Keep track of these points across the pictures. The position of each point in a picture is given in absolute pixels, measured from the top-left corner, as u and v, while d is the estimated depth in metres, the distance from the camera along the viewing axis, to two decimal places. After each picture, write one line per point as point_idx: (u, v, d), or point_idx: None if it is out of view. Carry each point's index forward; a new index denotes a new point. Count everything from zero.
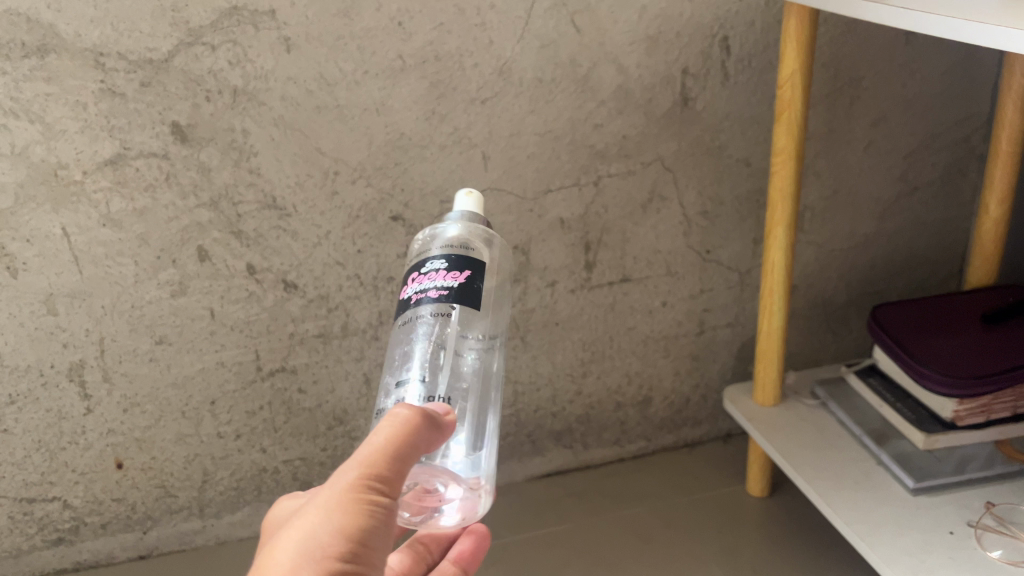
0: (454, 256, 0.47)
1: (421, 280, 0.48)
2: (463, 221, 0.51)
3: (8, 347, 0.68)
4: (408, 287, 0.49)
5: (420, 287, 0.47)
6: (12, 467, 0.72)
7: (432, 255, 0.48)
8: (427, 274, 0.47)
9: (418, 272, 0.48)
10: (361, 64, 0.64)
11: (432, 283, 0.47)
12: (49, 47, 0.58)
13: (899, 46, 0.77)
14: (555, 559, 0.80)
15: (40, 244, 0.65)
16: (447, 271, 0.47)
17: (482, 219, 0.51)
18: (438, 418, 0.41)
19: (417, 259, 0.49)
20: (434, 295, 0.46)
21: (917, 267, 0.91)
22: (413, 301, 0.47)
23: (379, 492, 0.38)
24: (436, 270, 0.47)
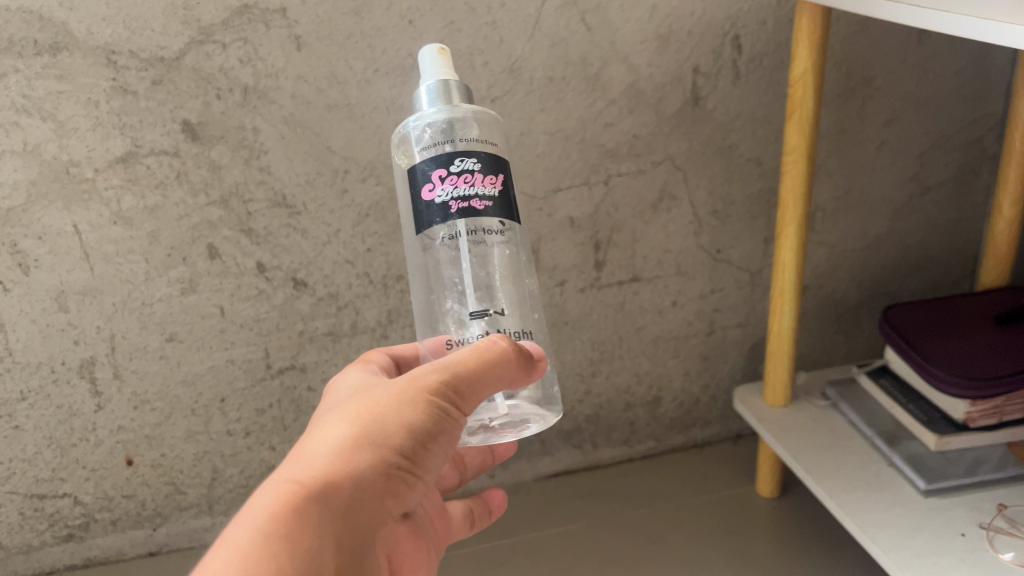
0: (483, 154, 0.44)
1: (454, 182, 0.43)
2: (457, 100, 0.45)
3: (20, 344, 0.68)
4: (431, 190, 0.43)
5: (455, 191, 0.43)
6: (23, 462, 0.73)
7: (454, 150, 0.44)
8: (462, 176, 0.43)
9: (443, 171, 0.43)
10: (371, 62, 0.64)
11: (472, 188, 0.43)
12: (61, 45, 0.59)
13: (912, 44, 0.77)
14: (563, 559, 0.80)
15: (52, 242, 0.65)
16: (482, 174, 0.44)
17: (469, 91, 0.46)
18: (531, 358, 0.42)
19: (430, 155, 0.44)
20: (481, 207, 0.43)
21: (930, 267, 0.90)
22: (452, 210, 0.43)
23: (454, 402, 0.39)
24: (471, 172, 0.44)
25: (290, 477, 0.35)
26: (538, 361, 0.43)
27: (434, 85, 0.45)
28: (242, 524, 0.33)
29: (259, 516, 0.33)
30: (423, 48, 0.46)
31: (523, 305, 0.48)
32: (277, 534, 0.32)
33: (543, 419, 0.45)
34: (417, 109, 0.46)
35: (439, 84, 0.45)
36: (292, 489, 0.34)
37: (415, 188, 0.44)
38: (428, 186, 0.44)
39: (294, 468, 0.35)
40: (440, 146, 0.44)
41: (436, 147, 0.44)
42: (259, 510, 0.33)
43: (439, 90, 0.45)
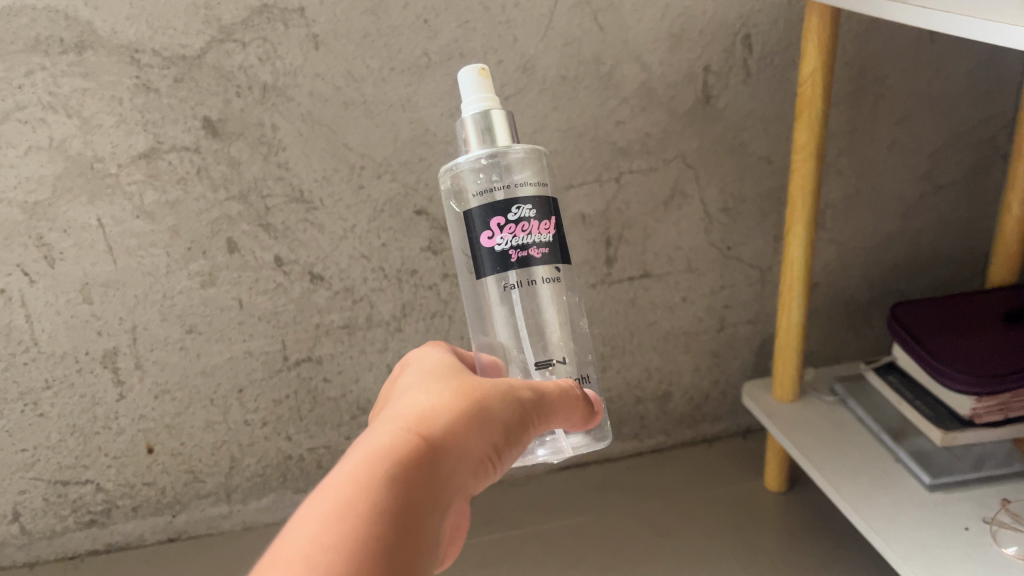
0: (538, 199, 0.46)
1: (512, 231, 0.46)
2: (496, 126, 0.47)
3: (45, 334, 0.70)
4: (491, 237, 0.46)
5: (514, 240, 0.46)
6: (47, 449, 0.75)
7: (510, 196, 0.46)
8: (519, 224, 0.46)
9: (502, 220, 0.45)
10: (387, 61, 0.66)
11: (529, 236, 0.46)
12: (86, 44, 0.60)
13: (924, 43, 0.77)
14: (572, 550, 0.82)
15: (77, 235, 0.67)
16: (537, 222, 0.46)
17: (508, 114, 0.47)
18: (593, 409, 0.46)
19: (486, 201, 0.46)
20: (538, 255, 0.46)
21: (941, 266, 0.91)
22: (512, 259, 0.46)
23: (536, 417, 0.42)
24: (528, 220, 0.46)
25: (407, 436, 0.36)
26: (595, 414, 0.46)
27: (474, 112, 0.47)
28: (364, 469, 0.34)
29: (384, 464, 0.34)
30: (461, 70, 0.48)
31: (574, 349, 0.51)
32: (401, 485, 0.33)
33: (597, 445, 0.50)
34: (467, 146, 0.47)
35: (479, 114, 0.47)
36: (412, 447, 0.35)
37: (472, 232, 0.46)
38: (486, 234, 0.46)
39: (408, 428, 0.36)
40: (496, 192, 0.46)
41: (491, 193, 0.46)
42: (381, 459, 0.34)
43: (478, 118, 0.47)
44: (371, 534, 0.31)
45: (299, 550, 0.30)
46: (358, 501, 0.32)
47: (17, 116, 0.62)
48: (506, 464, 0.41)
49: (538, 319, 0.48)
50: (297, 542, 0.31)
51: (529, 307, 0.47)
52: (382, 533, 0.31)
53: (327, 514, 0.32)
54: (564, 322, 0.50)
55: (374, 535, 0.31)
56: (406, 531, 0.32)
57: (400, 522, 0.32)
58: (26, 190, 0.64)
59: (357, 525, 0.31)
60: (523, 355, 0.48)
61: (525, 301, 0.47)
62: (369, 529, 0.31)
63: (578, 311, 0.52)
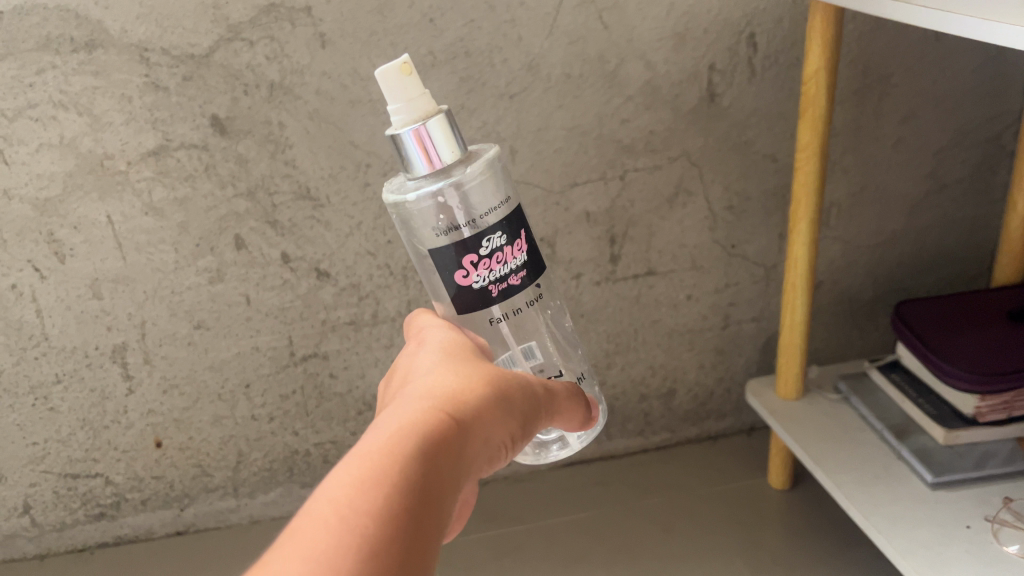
0: (504, 225, 0.46)
1: (485, 266, 0.46)
2: (429, 140, 0.43)
3: (56, 329, 0.71)
4: (466, 276, 0.46)
5: (491, 274, 0.46)
6: (58, 443, 0.76)
7: (477, 231, 0.45)
8: (493, 258, 0.46)
9: (474, 257, 0.45)
10: (393, 59, 0.66)
11: (503, 264, 0.46)
12: (96, 42, 0.61)
13: (929, 42, 0.77)
14: (576, 545, 0.82)
15: (87, 231, 0.68)
16: (509, 248, 0.46)
17: (440, 115, 0.44)
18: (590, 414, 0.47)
19: (453, 242, 0.45)
20: (517, 280, 0.47)
21: (946, 264, 0.91)
22: (493, 293, 0.47)
23: (546, 412, 0.43)
24: (500, 250, 0.46)
25: (434, 413, 0.36)
26: (591, 420, 0.48)
27: (401, 127, 0.43)
28: (394, 441, 0.33)
29: (414, 438, 0.34)
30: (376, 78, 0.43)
31: (561, 350, 0.52)
32: (431, 460, 0.33)
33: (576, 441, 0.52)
34: (415, 179, 0.45)
35: (404, 131, 0.43)
36: (439, 424, 0.35)
37: (445, 271, 0.46)
38: (461, 274, 0.46)
39: (436, 406, 0.36)
40: (462, 230, 0.45)
41: (456, 231, 0.45)
42: (410, 433, 0.34)
43: (406, 133, 0.43)
44: (405, 503, 0.31)
45: (332, 509, 0.30)
46: (391, 471, 0.32)
47: (28, 113, 0.63)
48: (515, 453, 0.41)
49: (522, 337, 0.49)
50: (330, 505, 0.30)
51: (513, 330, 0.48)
52: (415, 504, 0.31)
53: (361, 479, 0.31)
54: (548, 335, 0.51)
55: (408, 505, 0.31)
56: (435, 505, 0.32)
57: (431, 497, 0.32)
58: (37, 186, 0.65)
59: (391, 493, 0.31)
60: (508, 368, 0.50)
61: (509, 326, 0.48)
62: (402, 498, 0.31)
63: (562, 313, 0.53)
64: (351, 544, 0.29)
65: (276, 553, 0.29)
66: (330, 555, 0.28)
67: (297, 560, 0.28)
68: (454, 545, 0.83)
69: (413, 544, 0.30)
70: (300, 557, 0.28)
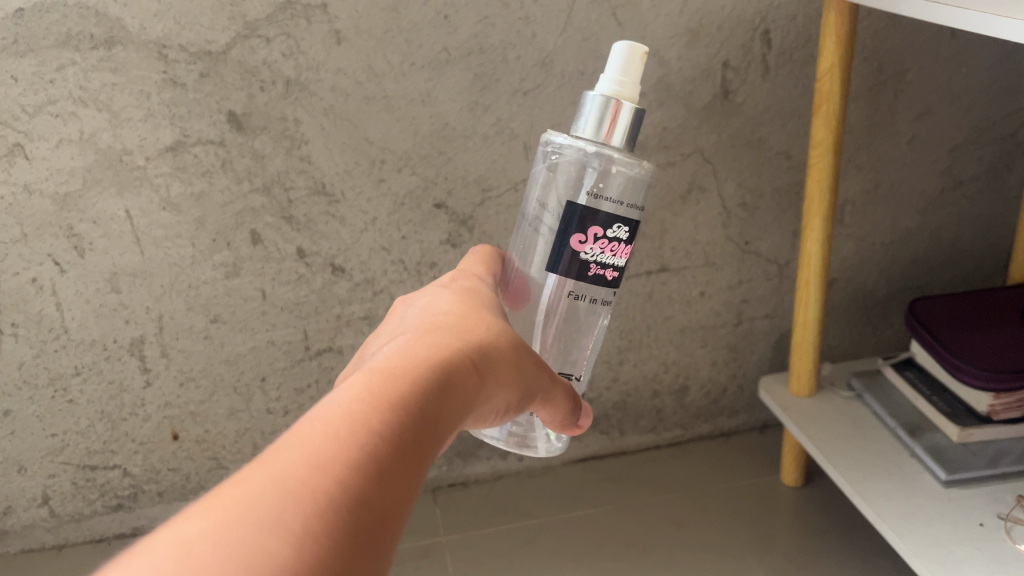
0: (633, 223, 0.48)
1: (601, 244, 0.47)
2: (616, 117, 0.45)
3: (75, 322, 0.72)
4: (581, 243, 0.47)
5: (599, 255, 0.47)
6: (76, 434, 0.77)
7: (615, 212, 0.47)
8: (610, 243, 0.47)
9: (598, 231, 0.47)
10: (407, 56, 0.67)
11: (611, 254, 0.48)
12: (115, 39, 0.62)
13: (945, 39, 0.76)
14: (588, 541, 0.83)
15: (106, 226, 0.69)
16: (623, 244, 0.48)
17: (635, 108, 0.45)
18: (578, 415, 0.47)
19: (592, 207, 0.47)
20: (609, 276, 0.48)
21: (959, 262, 0.91)
22: (588, 273, 0.47)
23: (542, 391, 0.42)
24: (618, 242, 0.48)
25: (441, 353, 0.36)
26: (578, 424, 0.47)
27: (601, 93, 0.46)
28: (401, 372, 0.33)
29: (420, 373, 0.33)
30: (613, 47, 0.46)
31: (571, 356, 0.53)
32: (438, 394, 0.33)
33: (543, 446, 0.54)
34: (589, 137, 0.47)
35: (604, 97, 0.45)
36: (445, 364, 0.35)
37: (566, 228, 0.47)
38: (579, 237, 0.47)
39: (455, 347, 0.37)
40: (602, 202, 0.47)
41: (601, 201, 0.47)
42: (415, 368, 0.34)
43: (600, 100, 0.45)
44: (405, 429, 0.31)
45: (341, 409, 0.30)
46: (395, 397, 0.31)
47: (48, 109, 0.63)
48: (506, 417, 0.41)
49: (556, 317, 0.50)
50: (333, 417, 0.30)
51: (552, 301, 0.49)
52: (418, 428, 0.31)
53: (365, 400, 0.31)
54: (572, 331, 0.52)
55: (409, 429, 0.31)
56: (432, 436, 0.32)
57: (432, 427, 0.32)
58: (57, 181, 0.66)
59: (392, 418, 0.31)
60: (525, 333, 0.52)
61: (552, 295, 0.49)
62: (408, 419, 0.31)
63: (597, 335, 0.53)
64: (352, 453, 0.28)
65: (274, 452, 0.28)
66: (335, 451, 0.28)
67: (296, 460, 0.27)
68: (467, 539, 0.83)
69: (407, 468, 0.29)
70: (301, 457, 0.28)
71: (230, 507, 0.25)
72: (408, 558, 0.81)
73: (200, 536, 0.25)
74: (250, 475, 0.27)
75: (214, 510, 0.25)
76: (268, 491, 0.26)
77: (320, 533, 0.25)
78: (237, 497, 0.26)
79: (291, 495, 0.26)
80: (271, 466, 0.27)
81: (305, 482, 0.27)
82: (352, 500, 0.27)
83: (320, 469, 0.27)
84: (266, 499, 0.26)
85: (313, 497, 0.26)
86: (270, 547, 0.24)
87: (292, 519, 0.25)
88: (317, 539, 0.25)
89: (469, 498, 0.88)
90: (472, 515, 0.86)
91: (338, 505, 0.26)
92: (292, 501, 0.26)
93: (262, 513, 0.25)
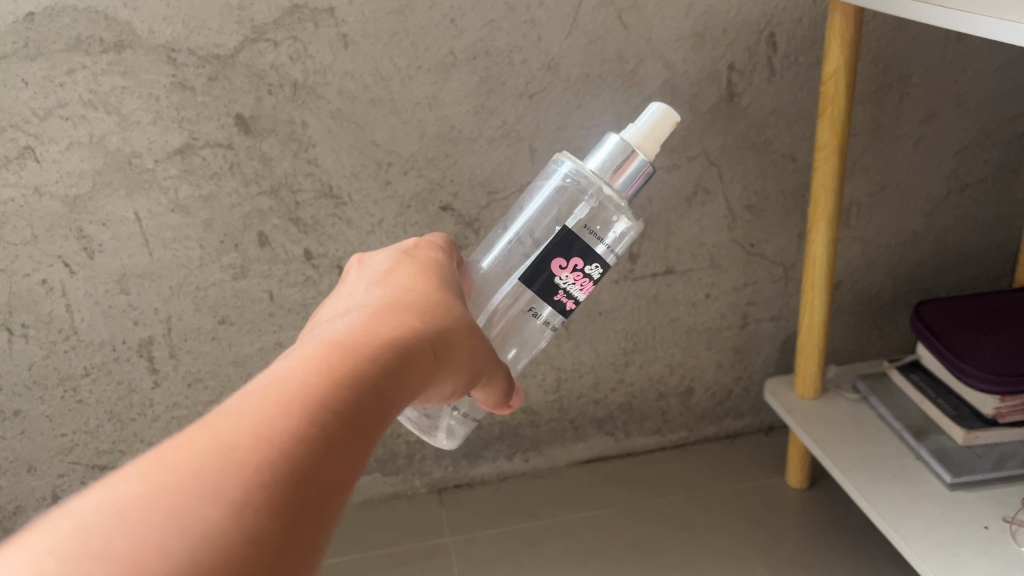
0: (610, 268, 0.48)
1: (575, 276, 0.47)
2: (627, 163, 0.48)
3: (84, 323, 0.73)
4: (559, 266, 0.47)
5: (570, 285, 0.48)
6: (85, 434, 0.78)
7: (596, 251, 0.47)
8: (584, 276, 0.48)
9: (579, 263, 0.47)
10: (414, 59, 0.67)
11: (580, 289, 0.48)
12: (125, 43, 0.62)
13: (951, 42, 0.76)
14: (594, 542, 0.83)
15: (115, 228, 0.69)
16: (594, 283, 0.48)
17: (647, 163, 0.48)
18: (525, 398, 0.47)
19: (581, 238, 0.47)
20: (569, 307, 0.48)
21: (966, 264, 0.91)
22: (551, 298, 0.48)
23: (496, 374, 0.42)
24: (590, 279, 0.48)
25: (405, 330, 0.35)
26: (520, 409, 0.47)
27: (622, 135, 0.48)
28: (358, 348, 0.33)
29: (375, 351, 0.33)
30: (648, 106, 0.49)
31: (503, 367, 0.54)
32: (391, 374, 0.33)
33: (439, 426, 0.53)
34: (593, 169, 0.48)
35: (625, 142, 0.48)
36: (401, 343, 0.34)
37: (549, 247, 0.47)
38: (560, 262, 0.47)
39: (414, 325, 0.36)
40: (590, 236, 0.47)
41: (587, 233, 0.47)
42: (375, 343, 0.33)
43: (618, 141, 0.48)
44: (355, 409, 0.30)
45: (290, 383, 0.30)
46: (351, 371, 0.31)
47: (58, 112, 0.64)
48: (459, 397, 0.40)
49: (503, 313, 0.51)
50: (283, 389, 0.29)
51: (505, 302, 0.51)
52: (367, 408, 0.31)
53: (321, 372, 0.30)
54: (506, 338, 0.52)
55: (359, 410, 0.30)
56: (383, 415, 0.31)
57: (383, 406, 0.31)
58: (67, 183, 0.66)
59: (343, 396, 0.30)
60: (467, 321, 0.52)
61: (507, 298, 0.51)
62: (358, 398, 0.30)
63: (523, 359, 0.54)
64: (301, 427, 0.28)
65: (219, 418, 0.28)
66: (280, 428, 0.28)
67: (238, 434, 0.27)
68: (473, 539, 0.84)
69: (358, 445, 0.29)
70: (247, 426, 0.28)
71: (168, 476, 0.26)
72: (413, 558, 0.82)
73: (135, 502, 0.25)
74: (193, 441, 0.27)
75: (152, 478, 0.26)
76: (209, 462, 0.26)
77: (258, 509, 0.25)
78: (176, 466, 0.26)
79: (233, 467, 0.26)
80: (216, 434, 0.27)
81: (250, 454, 0.27)
82: (296, 475, 0.27)
83: (265, 442, 0.27)
84: (202, 474, 0.26)
85: (253, 472, 0.26)
86: (204, 521, 0.24)
87: (230, 495, 0.25)
88: (253, 516, 0.25)
89: (474, 499, 0.89)
90: (477, 515, 0.87)
91: (275, 485, 0.26)
92: (230, 479, 0.26)
93: (197, 489, 0.25)
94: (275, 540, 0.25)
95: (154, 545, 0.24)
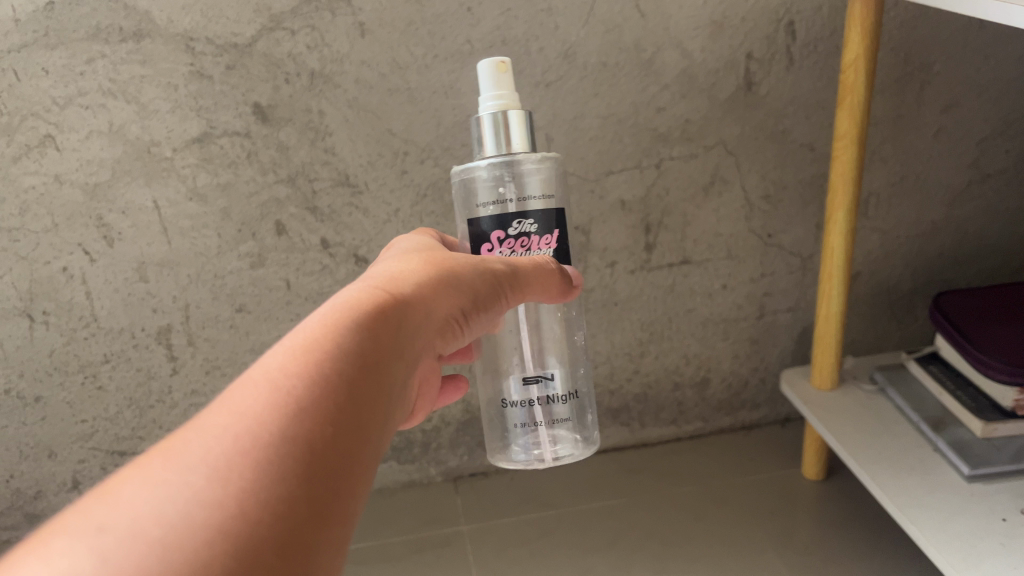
0: (543, 215, 0.48)
1: (512, 244, 0.48)
2: (508, 129, 0.48)
3: (104, 310, 0.74)
4: (491, 248, 0.48)
5: (514, 254, 0.48)
6: (105, 421, 0.79)
7: (524, 211, 0.48)
8: (520, 239, 0.48)
9: (502, 234, 0.48)
10: (431, 48, 0.67)
11: (530, 249, 0.49)
12: (143, 32, 0.63)
13: (972, 30, 0.75)
14: (610, 530, 0.83)
15: (135, 216, 0.70)
16: (539, 236, 0.49)
17: (522, 111, 0.48)
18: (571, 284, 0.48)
19: (496, 215, 0.48)
20: None
21: (988, 257, 0.90)
22: None
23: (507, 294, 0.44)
24: (529, 235, 0.48)
25: (371, 294, 0.38)
26: (574, 287, 0.48)
27: (486, 112, 0.48)
28: (327, 321, 0.35)
29: (346, 319, 0.35)
30: (481, 66, 0.48)
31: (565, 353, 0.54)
32: (365, 331, 0.35)
33: (570, 440, 0.51)
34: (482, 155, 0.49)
35: (493, 115, 0.48)
36: (370, 306, 0.37)
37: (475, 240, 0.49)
38: (487, 246, 0.48)
39: (383, 289, 0.39)
40: (504, 205, 0.48)
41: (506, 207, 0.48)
42: (352, 314, 0.36)
43: (488, 117, 0.48)
44: (330, 369, 0.33)
45: (265, 369, 0.32)
46: (321, 338, 0.34)
47: (78, 101, 0.64)
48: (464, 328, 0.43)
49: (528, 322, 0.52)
50: (259, 375, 0.32)
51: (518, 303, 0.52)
52: (345, 366, 0.33)
53: (298, 353, 0.33)
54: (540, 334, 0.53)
55: (335, 367, 0.33)
56: (363, 368, 0.34)
57: (362, 360, 0.34)
58: (86, 172, 0.67)
59: (314, 363, 0.33)
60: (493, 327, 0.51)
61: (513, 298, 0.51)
62: (331, 360, 0.33)
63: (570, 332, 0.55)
64: (280, 401, 0.30)
65: (212, 409, 0.31)
66: (257, 404, 0.30)
67: (225, 418, 0.30)
68: (488, 528, 0.84)
69: (338, 395, 0.32)
70: (232, 410, 0.30)
71: (166, 467, 0.28)
72: (429, 546, 0.82)
73: (140, 485, 0.28)
74: (184, 435, 0.30)
75: (149, 469, 0.28)
76: (200, 445, 0.29)
77: (249, 470, 0.28)
78: (170, 454, 0.29)
79: (223, 440, 0.29)
80: (207, 423, 0.30)
81: (233, 431, 0.29)
82: (280, 438, 0.29)
83: (249, 418, 0.30)
84: (193, 457, 0.28)
85: (239, 444, 0.29)
86: (200, 490, 0.27)
87: (221, 464, 0.28)
88: (246, 478, 0.28)
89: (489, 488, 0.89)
90: (492, 506, 0.87)
91: (266, 449, 0.29)
92: (217, 454, 0.28)
93: (190, 469, 0.28)
94: (270, 495, 0.27)
95: (154, 515, 0.26)
